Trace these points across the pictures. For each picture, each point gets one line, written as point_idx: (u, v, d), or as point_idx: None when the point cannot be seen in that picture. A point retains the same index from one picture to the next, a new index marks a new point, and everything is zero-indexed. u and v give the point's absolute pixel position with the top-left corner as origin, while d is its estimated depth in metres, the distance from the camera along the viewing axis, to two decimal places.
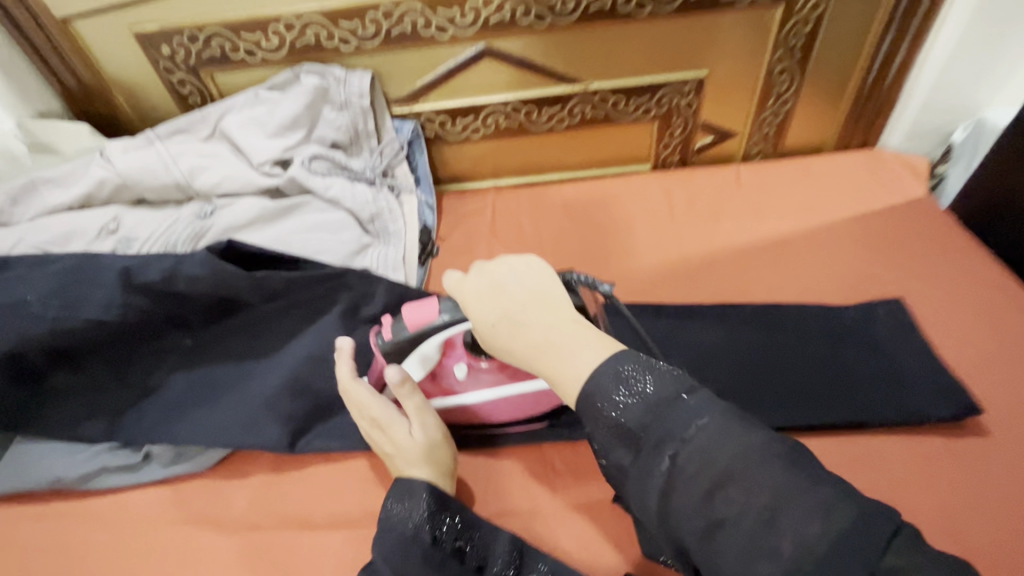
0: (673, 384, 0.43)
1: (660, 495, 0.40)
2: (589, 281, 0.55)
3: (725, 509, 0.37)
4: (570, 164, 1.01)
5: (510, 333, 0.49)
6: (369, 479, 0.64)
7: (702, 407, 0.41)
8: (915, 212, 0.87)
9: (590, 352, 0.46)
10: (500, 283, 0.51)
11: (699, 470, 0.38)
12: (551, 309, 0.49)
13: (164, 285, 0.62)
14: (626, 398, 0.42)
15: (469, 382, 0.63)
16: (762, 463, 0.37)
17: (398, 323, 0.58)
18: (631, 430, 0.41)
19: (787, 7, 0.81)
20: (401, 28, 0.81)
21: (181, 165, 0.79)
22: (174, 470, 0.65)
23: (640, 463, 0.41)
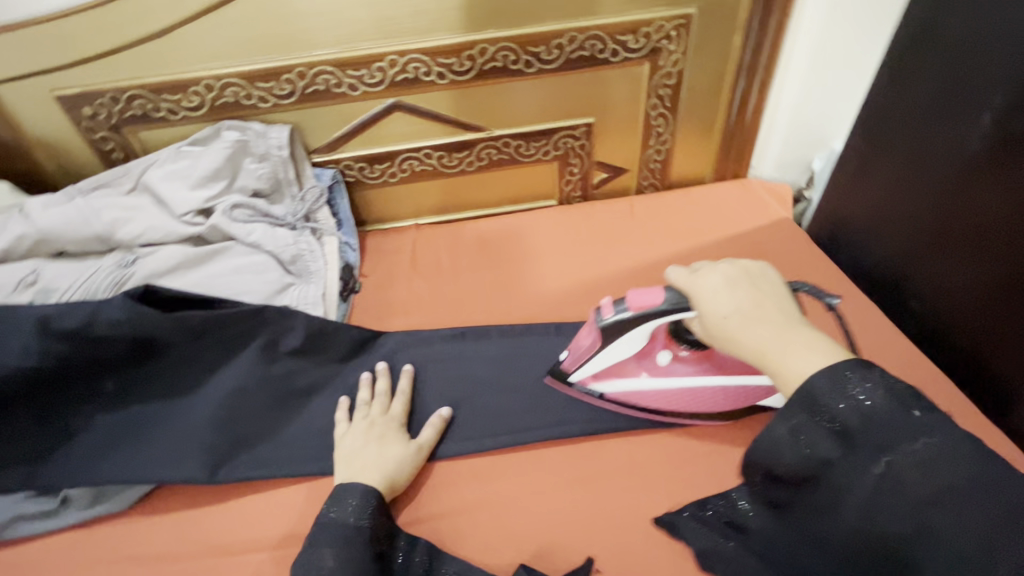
0: (898, 399, 0.45)
1: (870, 491, 0.45)
2: (816, 291, 0.64)
3: (937, 518, 0.42)
4: (484, 203, 1.11)
5: (749, 326, 0.53)
6: (291, 501, 0.68)
7: (938, 424, 0.44)
8: (776, 231, 1.01)
9: (807, 351, 0.50)
10: (746, 280, 0.57)
11: (921, 481, 0.42)
12: (784, 310, 0.54)
13: (83, 331, 0.65)
14: (845, 404, 0.46)
15: (665, 370, 0.70)
16: (975, 487, 0.41)
17: (620, 304, 0.64)
18: (852, 431, 0.46)
19: (652, 64, 0.95)
20: (315, 87, 0.89)
21: (102, 219, 0.83)
22: (93, 513, 0.67)
23: (853, 461, 0.46)
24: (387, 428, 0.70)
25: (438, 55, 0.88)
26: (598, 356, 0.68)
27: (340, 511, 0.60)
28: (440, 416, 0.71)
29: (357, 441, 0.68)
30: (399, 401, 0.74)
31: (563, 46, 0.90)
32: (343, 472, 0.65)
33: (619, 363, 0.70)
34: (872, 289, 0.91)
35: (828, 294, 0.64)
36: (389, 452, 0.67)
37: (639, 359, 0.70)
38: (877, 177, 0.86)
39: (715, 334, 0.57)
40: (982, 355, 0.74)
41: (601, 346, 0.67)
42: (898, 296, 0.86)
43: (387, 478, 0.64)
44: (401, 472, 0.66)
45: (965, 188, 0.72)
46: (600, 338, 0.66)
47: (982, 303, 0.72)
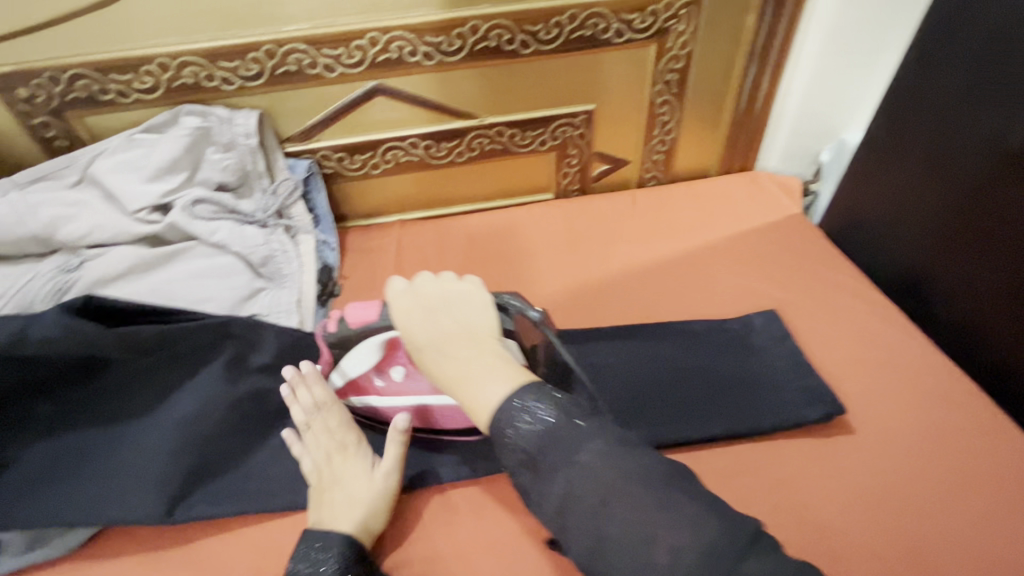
0: (564, 412, 0.46)
1: (557, 505, 0.44)
2: (520, 306, 0.59)
3: (610, 526, 0.41)
4: (476, 197, 1.03)
5: (435, 356, 0.50)
6: (262, 542, 0.59)
7: (589, 435, 0.45)
8: (788, 228, 0.95)
9: (499, 382, 0.48)
10: (427, 310, 0.53)
11: (590, 488, 0.43)
12: (478, 340, 0.51)
13: (8, 350, 0.55)
14: (524, 425, 0.45)
15: (403, 386, 0.63)
16: (640, 483, 0.42)
17: (343, 319, 0.62)
18: (531, 455, 0.45)
19: (658, 46, 0.87)
20: (286, 67, 0.79)
21: (39, 216, 0.72)
22: (29, 559, 0.58)
23: (539, 483, 0.45)
24: (349, 458, 0.60)
25: (425, 33, 0.79)
26: (343, 368, 0.63)
27: (315, 565, 0.52)
28: (398, 431, 0.60)
29: (322, 479, 0.59)
30: (341, 414, 0.62)
31: (562, 24, 0.82)
32: (313, 517, 0.57)
33: (357, 379, 0.63)
34: (891, 288, 0.85)
35: (532, 309, 0.59)
36: (360, 491, 0.58)
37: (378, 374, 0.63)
38: (898, 169, 0.80)
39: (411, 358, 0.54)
40: (1012, 361, 0.69)
41: (334, 360, 0.64)
42: (920, 297, 0.80)
43: (362, 525, 0.56)
44: (376, 513, 0.57)
45: (997, 184, 0.67)
46: (332, 353, 0.63)
47: (1012, 307, 0.67)
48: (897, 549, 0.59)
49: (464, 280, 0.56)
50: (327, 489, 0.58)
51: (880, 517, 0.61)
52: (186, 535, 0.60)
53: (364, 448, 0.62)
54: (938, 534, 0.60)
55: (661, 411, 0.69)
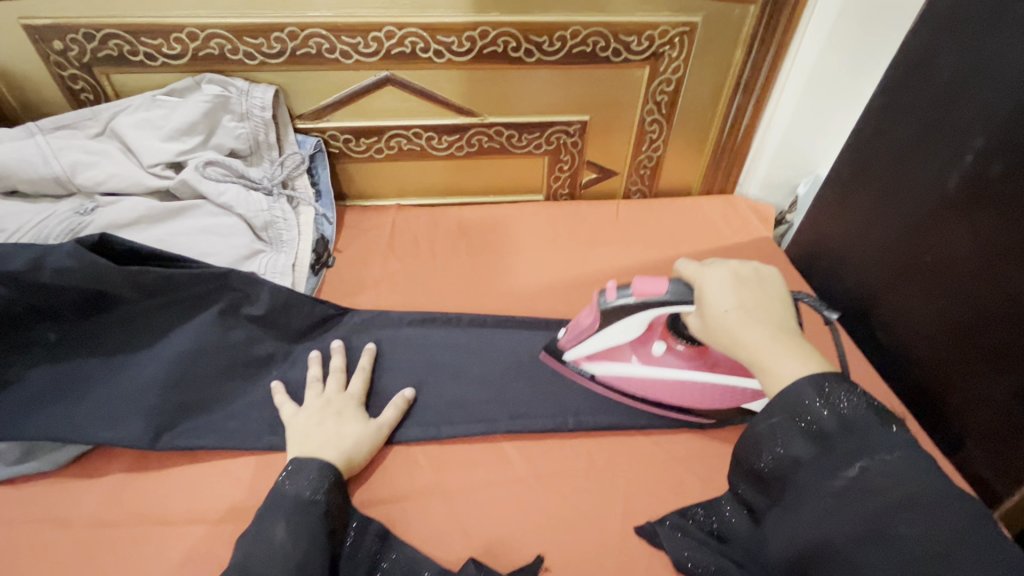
0: (877, 415, 0.47)
1: (839, 493, 0.44)
2: (818, 305, 0.65)
3: (904, 527, 0.41)
4: (472, 190, 1.09)
5: (746, 320, 0.54)
6: (235, 475, 0.64)
7: (903, 444, 0.45)
8: (757, 249, 1.02)
9: (797, 355, 0.52)
10: (755, 280, 0.58)
11: (890, 487, 0.43)
12: (773, 308, 0.56)
13: (27, 275, 0.61)
14: (826, 408, 0.47)
15: (659, 360, 0.69)
16: (936, 500, 0.41)
17: (625, 288, 0.64)
18: (828, 434, 0.46)
19: (652, 68, 0.94)
20: (307, 50, 0.85)
21: (62, 160, 0.78)
22: (20, 470, 0.63)
23: (825, 462, 0.46)
24: (344, 407, 0.67)
25: (438, 33, 0.86)
26: (592, 337, 0.69)
27: (296, 486, 0.58)
28: (404, 397, 0.70)
29: (313, 419, 0.65)
30: (360, 378, 0.72)
31: (566, 39, 0.89)
32: (299, 448, 0.62)
33: (613, 348, 0.70)
34: (843, 314, 0.92)
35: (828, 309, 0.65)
36: (346, 430, 0.64)
37: (633, 346, 0.70)
38: (857, 205, 0.87)
39: (710, 330, 0.58)
40: (938, 387, 0.75)
41: (599, 328, 0.67)
42: (866, 323, 0.87)
43: (345, 456, 0.62)
44: (360, 449, 0.63)
45: (940, 224, 0.73)
46: (600, 320, 0.66)
47: (944, 337, 0.74)
48: None
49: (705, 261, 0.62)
50: (315, 426, 0.65)
51: None
52: (168, 463, 0.65)
53: (359, 404, 0.69)
54: None
55: None
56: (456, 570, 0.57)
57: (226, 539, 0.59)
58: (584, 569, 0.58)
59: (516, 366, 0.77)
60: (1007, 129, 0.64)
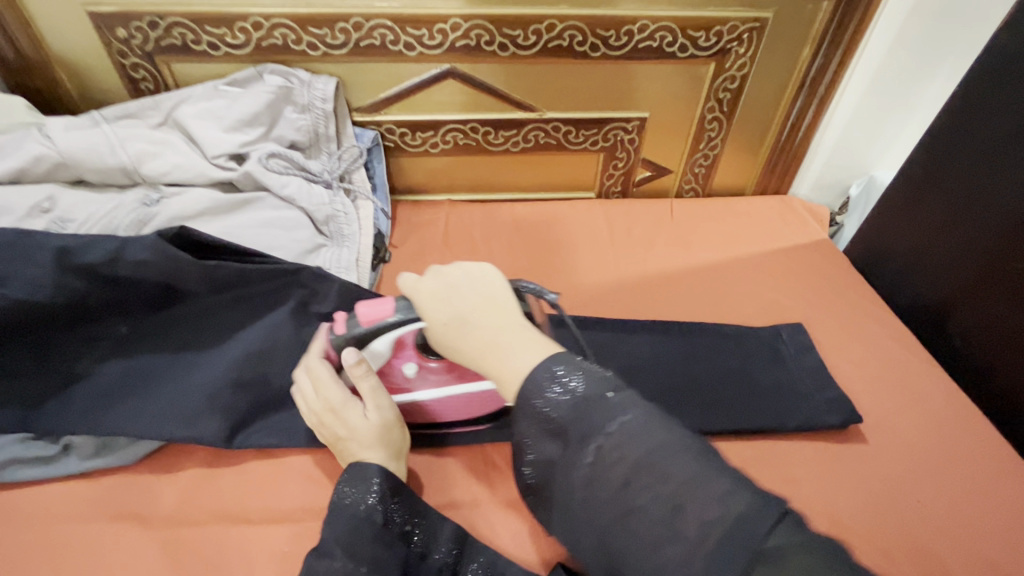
0: (596, 385, 0.46)
1: (585, 482, 0.44)
2: (538, 289, 0.57)
3: (640, 495, 0.42)
4: (523, 187, 1.07)
5: (463, 330, 0.52)
6: (310, 475, 0.63)
7: (623, 407, 0.45)
8: (816, 251, 1.00)
9: (530, 347, 0.50)
10: (464, 282, 0.54)
11: (618, 461, 0.43)
12: (497, 309, 0.53)
13: (105, 268, 0.60)
14: (557, 397, 0.47)
15: (413, 383, 0.65)
16: (670, 456, 0.42)
17: (352, 318, 0.59)
18: (561, 425, 0.46)
19: (717, 65, 0.92)
20: (370, 41, 0.84)
21: (127, 150, 0.77)
22: (96, 464, 0.62)
23: (570, 455, 0.46)
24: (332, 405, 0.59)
25: (504, 25, 0.84)
26: (366, 368, 0.62)
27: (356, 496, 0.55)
28: (354, 364, 0.58)
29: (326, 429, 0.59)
30: (321, 364, 0.60)
31: (632, 33, 0.87)
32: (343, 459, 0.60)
33: None
34: (910, 321, 0.90)
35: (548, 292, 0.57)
36: (360, 436, 0.58)
37: (384, 375, 0.65)
38: (932, 208, 0.84)
39: (442, 343, 0.55)
40: (1020, 398, 0.74)
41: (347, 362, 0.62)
42: (936, 331, 0.85)
43: (389, 457, 0.59)
44: (392, 442, 0.59)
45: None
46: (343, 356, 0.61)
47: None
48: (903, 549, 0.64)
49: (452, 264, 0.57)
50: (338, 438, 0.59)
51: (887, 520, 0.66)
52: (244, 460, 0.64)
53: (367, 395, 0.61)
54: (942, 539, 0.65)
55: (689, 403, 0.74)
56: None
57: (306, 540, 0.58)
58: None
59: None
60: None
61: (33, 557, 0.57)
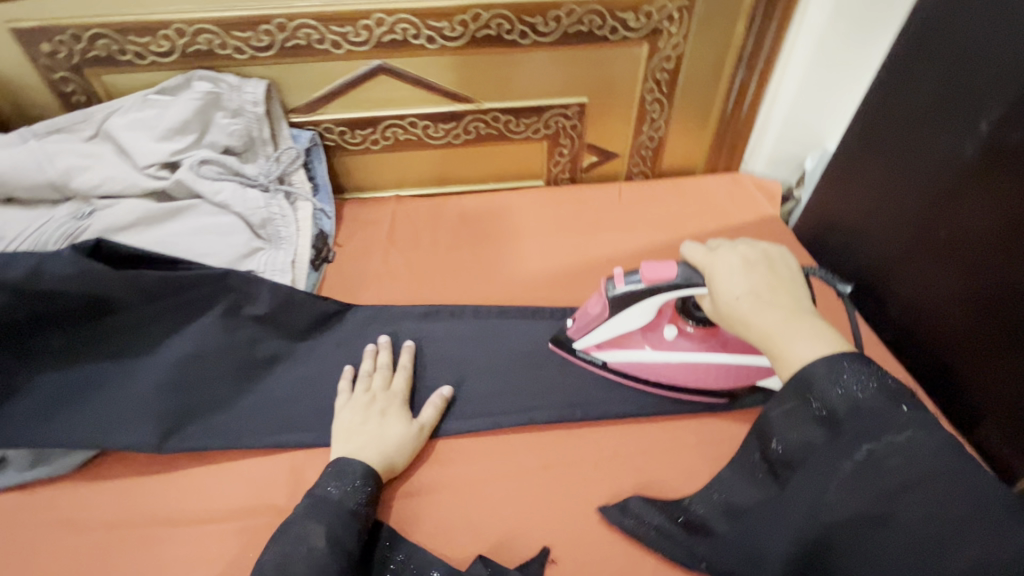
0: (889, 393, 0.42)
1: (848, 475, 0.42)
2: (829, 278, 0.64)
3: (904, 509, 0.39)
4: (471, 178, 1.07)
5: (756, 306, 0.52)
6: (243, 476, 0.65)
7: (920, 421, 0.41)
8: (764, 228, 1.00)
9: (813, 336, 0.49)
10: (765, 263, 0.56)
11: (898, 468, 0.40)
12: (793, 291, 0.54)
13: (26, 284, 0.60)
14: (838, 391, 0.43)
15: (671, 345, 0.69)
16: (949, 478, 0.39)
17: (633, 274, 0.63)
18: (837, 418, 0.43)
19: (651, 45, 0.91)
20: (296, 41, 0.84)
21: (57, 165, 0.77)
22: (33, 475, 0.63)
23: (833, 446, 0.43)
24: (388, 404, 0.67)
25: (428, 18, 0.83)
26: (606, 326, 0.68)
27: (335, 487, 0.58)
28: (441, 396, 0.69)
29: (356, 416, 0.66)
30: (402, 376, 0.72)
31: (560, 18, 0.86)
32: (340, 448, 0.62)
33: (624, 335, 0.69)
34: (855, 293, 0.90)
35: (840, 281, 0.64)
36: (389, 430, 0.64)
37: (643, 331, 0.69)
38: (870, 178, 0.84)
39: (723, 316, 0.56)
40: (954, 363, 0.73)
41: (610, 316, 0.66)
42: (878, 302, 0.85)
43: (385, 457, 0.62)
44: (401, 452, 0.63)
45: (960, 198, 0.70)
46: (609, 308, 0.65)
47: (958, 314, 0.71)
48: None
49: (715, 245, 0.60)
50: (360, 425, 0.65)
51: None
52: (176, 466, 0.65)
53: (403, 402, 0.69)
54: None
55: None
56: (465, 567, 0.57)
57: (236, 539, 0.60)
58: (592, 560, 0.57)
59: (520, 356, 0.76)
60: (1019, 93, 0.62)
61: None
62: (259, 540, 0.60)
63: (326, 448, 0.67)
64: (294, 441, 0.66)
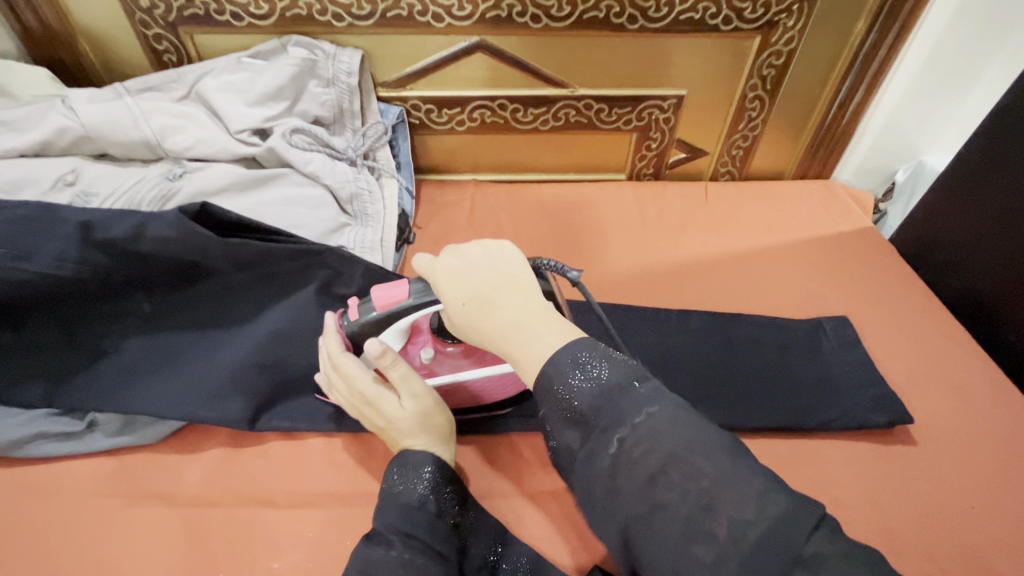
0: (626, 372, 0.43)
1: (608, 473, 0.41)
2: (559, 267, 0.55)
3: (666, 492, 0.38)
4: (550, 168, 1.04)
5: (481, 310, 0.48)
6: (334, 459, 0.62)
7: (658, 395, 0.42)
8: (860, 239, 0.95)
9: (542, 337, 0.46)
10: (483, 262, 0.51)
11: (644, 455, 0.39)
12: (521, 294, 0.49)
13: (130, 243, 0.58)
14: (581, 384, 0.43)
15: (431, 368, 0.63)
16: (700, 451, 0.39)
17: (365, 305, 0.58)
18: (584, 414, 0.42)
19: (763, 39, 0.86)
20: (398, 11, 0.80)
21: (151, 124, 0.75)
22: (120, 440, 0.62)
23: (592, 444, 0.42)
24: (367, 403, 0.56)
25: None
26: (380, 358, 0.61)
27: (408, 483, 0.53)
28: (383, 351, 0.54)
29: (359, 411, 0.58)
30: (347, 357, 0.57)
31: (674, 4, 0.81)
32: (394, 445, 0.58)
33: (399, 364, 0.63)
34: (961, 314, 0.86)
35: (568, 270, 0.55)
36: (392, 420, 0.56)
37: (400, 360, 0.63)
38: (990, 195, 0.79)
39: (457, 322, 0.51)
40: None
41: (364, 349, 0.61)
42: (995, 325, 0.80)
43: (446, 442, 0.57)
44: (440, 428, 0.57)
45: None
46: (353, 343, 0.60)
47: None
48: (950, 556, 0.61)
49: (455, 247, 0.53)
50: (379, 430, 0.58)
51: (931, 524, 0.63)
52: (266, 444, 0.63)
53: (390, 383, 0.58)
54: (997, 546, 0.61)
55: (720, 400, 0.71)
56: None
57: (329, 525, 0.57)
58: None
59: None
60: None
61: (57, 533, 0.56)
62: (355, 528, 0.57)
63: None
64: None
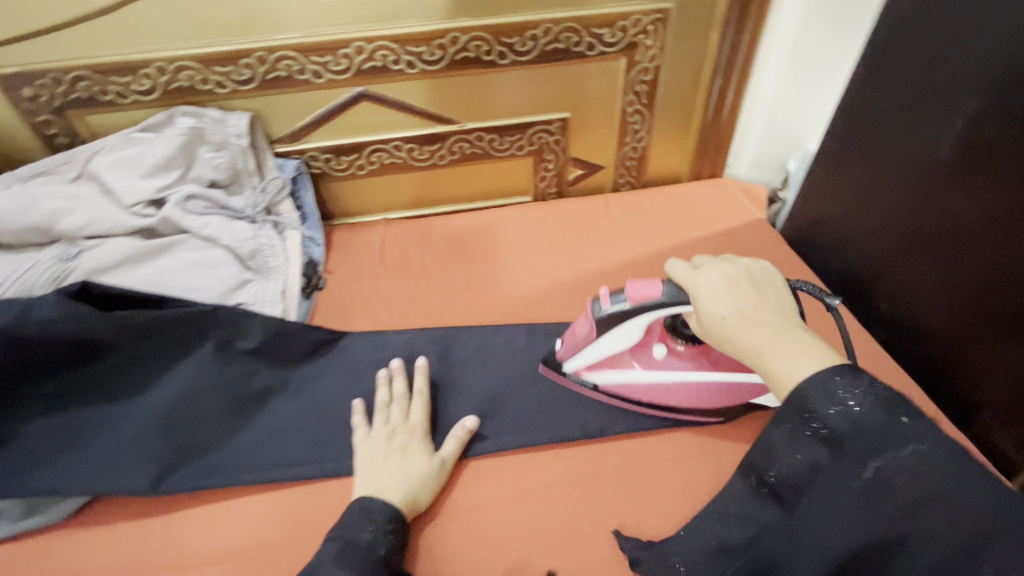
0: (886, 406, 0.42)
1: (859, 497, 0.41)
2: (817, 292, 0.61)
3: (921, 525, 0.39)
4: (458, 198, 1.08)
5: (744, 326, 0.52)
6: (241, 514, 0.64)
7: (926, 431, 0.40)
8: (751, 231, 1.00)
9: (809, 354, 0.48)
10: (747, 280, 0.56)
11: (905, 487, 0.39)
12: (781, 313, 0.53)
13: (14, 330, 0.60)
14: (834, 409, 0.44)
15: (662, 364, 0.68)
16: (969, 497, 0.38)
17: (619, 294, 0.62)
18: (838, 437, 0.43)
19: (628, 59, 0.93)
20: (277, 73, 0.84)
21: (42, 208, 0.78)
22: (24, 525, 0.62)
23: (840, 468, 0.43)
24: (409, 440, 0.67)
25: (407, 44, 0.84)
26: (592, 348, 0.67)
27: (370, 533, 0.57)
28: (464, 428, 0.68)
29: (377, 452, 0.65)
30: (420, 408, 0.70)
31: (537, 38, 0.87)
32: (362, 487, 0.62)
33: (613, 355, 0.68)
34: (843, 292, 0.91)
35: (829, 295, 0.60)
36: (412, 467, 0.64)
37: (631, 351, 0.68)
38: (850, 178, 0.85)
39: (712, 334, 0.55)
40: (935, 354, 0.75)
41: (598, 336, 0.65)
42: (870, 303, 0.85)
43: (409, 495, 0.61)
44: (423, 491, 0.63)
45: (939, 193, 0.71)
46: (594, 330, 0.65)
47: (949, 302, 0.72)
48: None
49: (705, 260, 0.59)
50: (382, 459, 0.64)
51: None
52: (173, 508, 0.64)
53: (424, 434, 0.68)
54: None
55: None
56: None
57: None
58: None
59: (518, 375, 0.77)
60: (994, 88, 0.62)
61: None
62: None
63: (327, 479, 0.66)
64: (292, 475, 0.66)
